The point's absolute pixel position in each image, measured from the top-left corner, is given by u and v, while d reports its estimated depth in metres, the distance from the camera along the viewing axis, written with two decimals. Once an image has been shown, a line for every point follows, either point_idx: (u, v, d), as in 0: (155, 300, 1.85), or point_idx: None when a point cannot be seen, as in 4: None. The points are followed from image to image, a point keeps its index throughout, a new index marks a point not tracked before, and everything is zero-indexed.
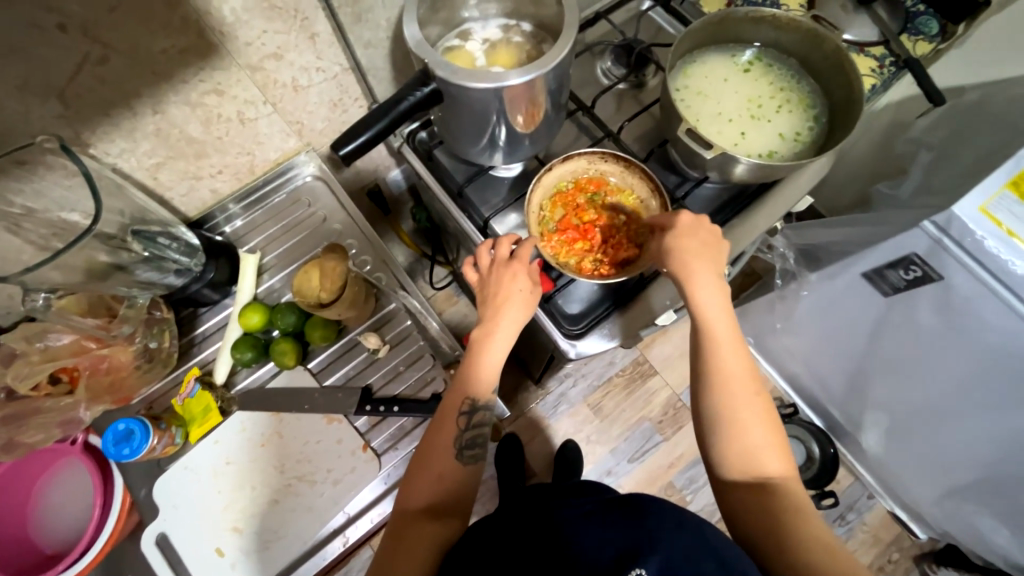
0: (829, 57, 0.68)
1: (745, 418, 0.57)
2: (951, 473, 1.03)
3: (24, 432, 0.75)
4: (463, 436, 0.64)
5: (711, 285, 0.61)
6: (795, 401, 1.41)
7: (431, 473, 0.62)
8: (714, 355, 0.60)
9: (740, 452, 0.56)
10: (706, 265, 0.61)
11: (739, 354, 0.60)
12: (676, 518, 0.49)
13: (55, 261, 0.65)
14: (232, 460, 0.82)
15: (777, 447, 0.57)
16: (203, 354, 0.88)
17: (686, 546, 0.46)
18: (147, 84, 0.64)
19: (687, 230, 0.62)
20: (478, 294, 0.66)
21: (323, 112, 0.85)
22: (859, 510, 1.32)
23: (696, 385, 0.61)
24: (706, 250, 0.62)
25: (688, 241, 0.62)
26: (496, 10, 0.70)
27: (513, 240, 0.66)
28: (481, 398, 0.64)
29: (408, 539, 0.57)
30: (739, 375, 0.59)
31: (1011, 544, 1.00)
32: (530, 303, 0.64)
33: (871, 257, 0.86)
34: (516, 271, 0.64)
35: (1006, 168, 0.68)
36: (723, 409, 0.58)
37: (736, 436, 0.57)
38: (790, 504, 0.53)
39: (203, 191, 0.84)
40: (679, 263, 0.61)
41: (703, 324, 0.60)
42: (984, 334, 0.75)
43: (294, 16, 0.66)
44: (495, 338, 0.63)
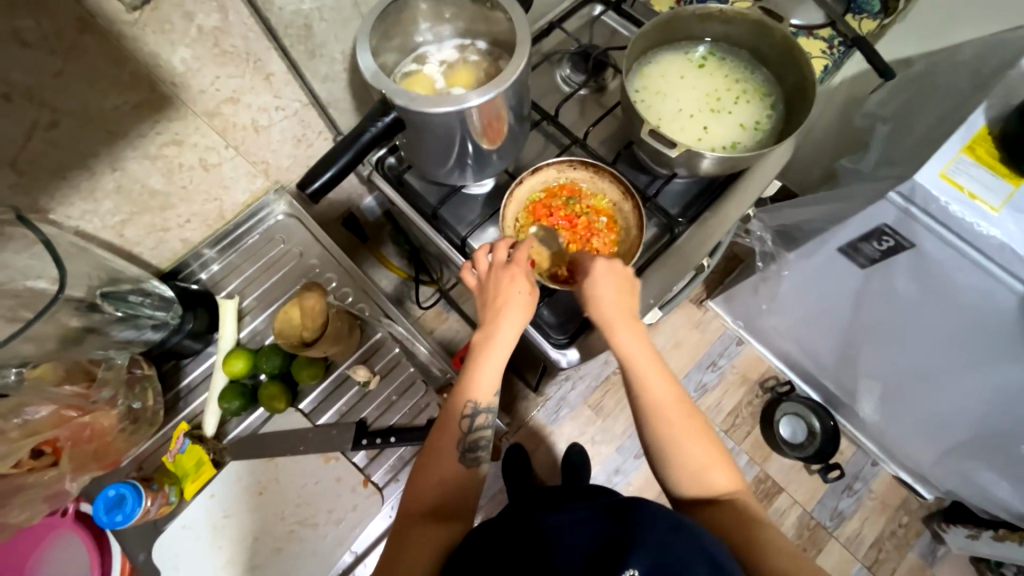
0: (778, 46, 0.70)
1: (690, 449, 0.59)
2: (949, 432, 1.04)
3: (8, 513, 0.72)
4: (466, 438, 0.65)
5: (629, 327, 0.61)
6: (790, 377, 1.42)
7: (435, 478, 0.63)
8: (646, 394, 0.61)
9: (691, 481, 0.59)
10: (622, 306, 0.61)
11: (670, 381, 0.61)
12: (670, 520, 0.47)
13: (21, 334, 0.62)
14: (230, 513, 0.81)
15: (722, 464, 0.59)
16: (191, 407, 0.86)
17: (680, 551, 0.44)
18: (103, 143, 0.63)
19: (602, 275, 0.62)
20: (478, 298, 0.65)
21: (288, 149, 0.84)
22: (865, 478, 1.34)
23: (639, 425, 0.62)
24: (620, 292, 0.61)
25: (599, 289, 0.61)
26: (450, 31, 0.71)
27: (509, 243, 0.66)
28: (483, 402, 0.64)
29: (410, 542, 0.57)
30: (673, 403, 0.60)
31: (1014, 495, 1.01)
32: (529, 306, 0.63)
33: (844, 232, 0.88)
34: (515, 274, 0.63)
35: (959, 134, 0.70)
36: (666, 446, 0.59)
37: (683, 468, 0.59)
38: (747, 517, 0.56)
39: (174, 241, 0.83)
40: (596, 313, 0.61)
41: (630, 368, 0.61)
42: (961, 294, 0.77)
43: (247, 59, 0.66)
44: (496, 343, 0.62)
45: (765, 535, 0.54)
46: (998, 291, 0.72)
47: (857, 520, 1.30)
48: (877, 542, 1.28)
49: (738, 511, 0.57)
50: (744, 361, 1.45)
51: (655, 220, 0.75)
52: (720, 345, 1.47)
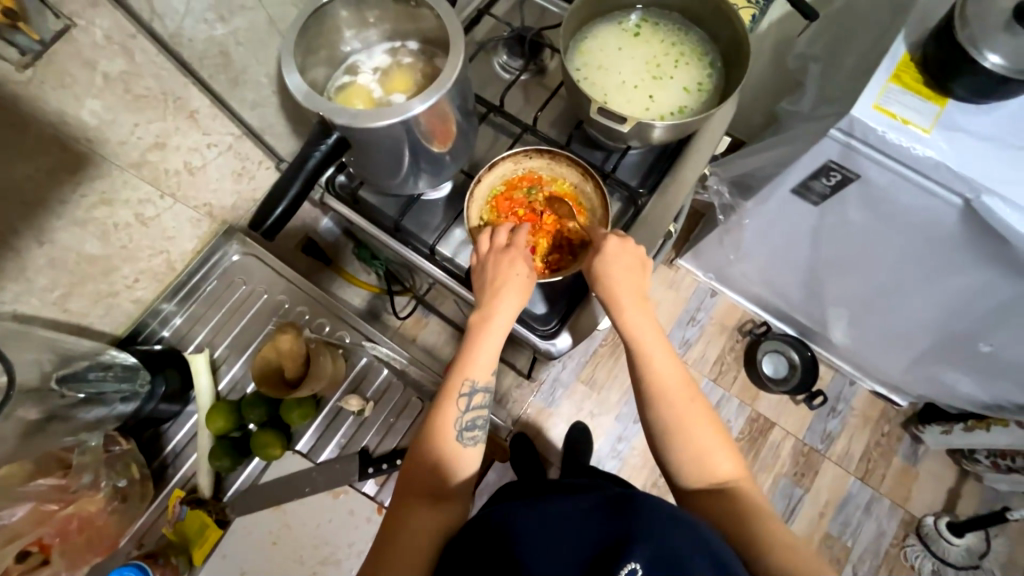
0: (707, 4, 0.70)
1: (694, 430, 0.61)
2: (914, 344, 1.12)
3: None
4: (463, 417, 0.64)
5: (638, 309, 0.63)
6: (765, 318, 1.48)
7: (433, 458, 0.62)
8: (653, 375, 0.62)
9: (695, 464, 0.60)
10: (630, 285, 0.63)
11: (674, 363, 0.63)
12: (670, 512, 0.48)
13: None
14: (246, 570, 0.77)
15: (725, 448, 0.61)
16: (181, 472, 0.82)
17: (680, 544, 0.45)
18: (23, 217, 0.58)
19: (613, 254, 0.63)
20: (476, 277, 0.65)
21: (230, 186, 0.79)
22: (846, 398, 1.42)
23: (642, 404, 0.63)
24: (632, 273, 0.63)
25: (612, 266, 0.62)
26: (377, 36, 0.68)
27: (509, 226, 0.66)
28: (480, 380, 0.64)
29: (407, 524, 0.57)
30: (677, 384, 0.62)
31: (977, 388, 1.10)
32: (527, 292, 0.64)
33: (793, 174, 0.91)
34: (514, 258, 0.63)
35: (885, 65, 0.73)
36: (672, 426, 0.61)
37: (688, 449, 0.60)
38: (746, 505, 0.57)
39: (126, 304, 0.77)
40: (605, 290, 0.63)
41: (635, 346, 0.63)
42: (908, 215, 0.81)
43: (165, 100, 0.61)
44: (493, 325, 0.63)
45: (763, 521, 0.56)
46: (939, 208, 0.76)
47: (845, 437, 1.39)
48: (865, 453, 1.38)
49: (738, 499, 0.58)
50: (721, 310, 1.50)
51: (618, 195, 0.75)
52: (696, 299, 1.51)
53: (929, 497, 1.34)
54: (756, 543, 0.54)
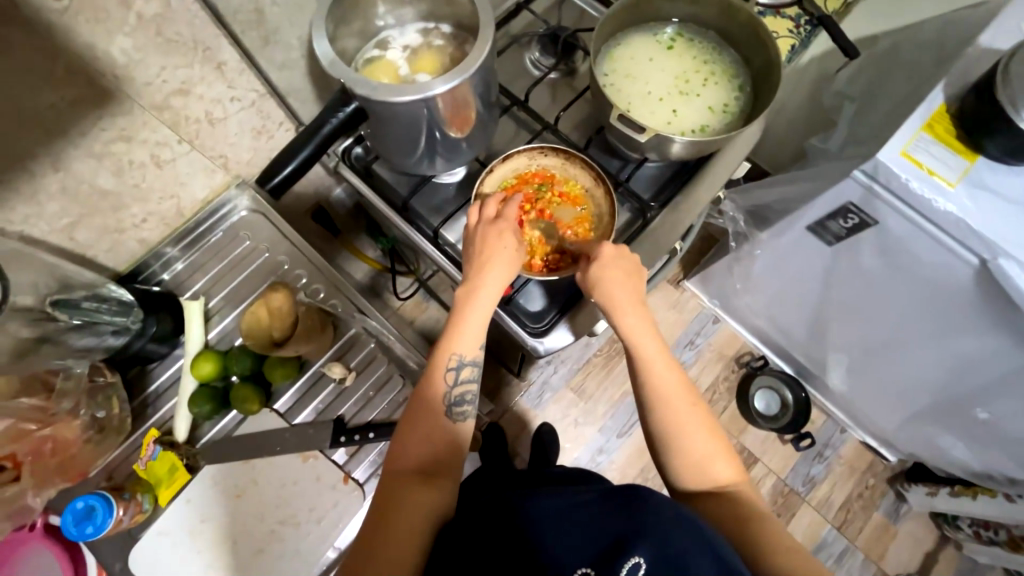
0: (744, 27, 0.69)
1: (692, 435, 0.60)
2: (911, 399, 1.10)
3: None
4: (451, 393, 0.65)
5: (635, 312, 0.64)
6: (764, 352, 1.47)
7: (423, 432, 0.63)
8: (650, 378, 0.62)
9: (691, 469, 0.60)
10: (627, 289, 0.63)
11: (671, 366, 0.63)
12: (674, 508, 0.47)
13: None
14: (208, 517, 0.80)
15: (723, 453, 0.61)
16: (162, 412, 0.84)
17: (685, 540, 0.45)
18: (42, 142, 0.59)
19: (609, 259, 0.63)
20: (466, 251, 0.67)
21: (248, 141, 0.81)
22: (834, 445, 1.40)
23: (642, 410, 0.63)
24: (628, 279, 0.63)
25: (608, 271, 0.63)
26: (411, 15, 0.68)
27: (499, 200, 0.67)
28: (467, 354, 0.65)
29: (399, 502, 0.56)
30: (675, 388, 0.62)
31: (970, 455, 1.08)
32: (515, 265, 0.64)
33: (810, 211, 0.90)
34: (502, 231, 0.64)
35: (918, 112, 0.72)
36: (669, 430, 0.61)
37: (686, 457, 0.60)
38: (746, 510, 0.57)
39: (131, 242, 0.79)
40: (603, 295, 0.63)
41: (634, 349, 0.63)
42: (921, 267, 0.80)
43: (194, 48, 0.62)
44: (480, 296, 0.63)
45: (765, 526, 0.55)
46: (954, 266, 0.75)
47: (827, 484, 1.37)
48: (845, 503, 1.36)
49: (738, 504, 0.58)
50: (720, 338, 1.49)
51: (628, 205, 0.75)
52: (697, 323, 1.50)
53: (905, 557, 1.32)
54: (757, 546, 0.53)
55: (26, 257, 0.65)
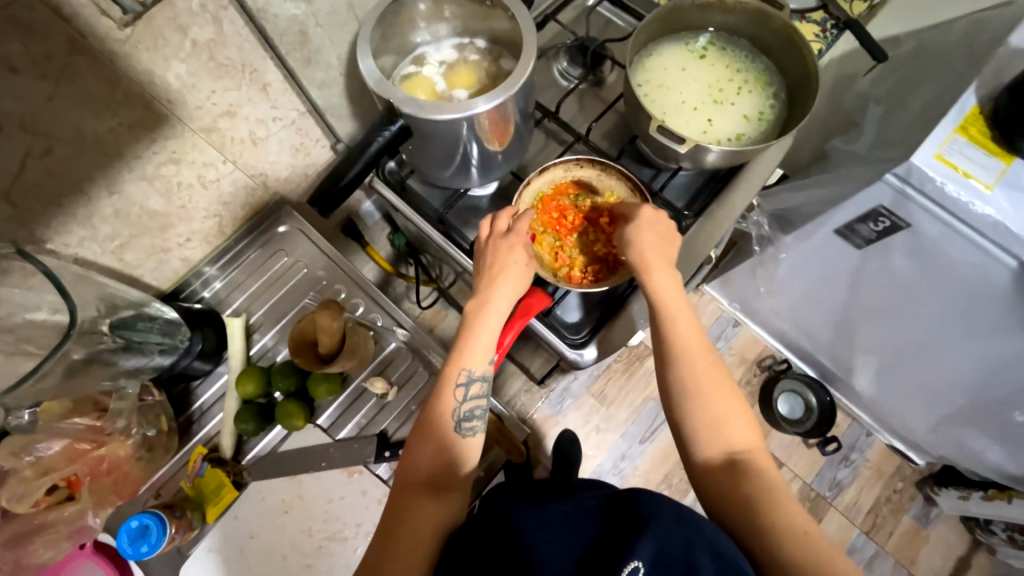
0: (778, 35, 0.69)
1: (713, 399, 0.59)
2: (944, 403, 1.08)
3: (32, 551, 0.74)
4: (462, 407, 0.64)
5: (668, 273, 0.63)
6: (787, 356, 1.45)
7: (431, 446, 0.63)
8: (679, 340, 0.62)
9: (710, 432, 0.58)
10: (662, 251, 0.63)
11: (699, 333, 0.63)
12: (674, 511, 0.46)
13: (34, 376, 0.61)
14: (257, 533, 0.81)
15: (743, 423, 0.60)
16: (206, 430, 0.85)
17: (682, 540, 0.44)
18: (99, 167, 0.61)
19: (647, 220, 0.64)
20: (476, 265, 0.68)
21: (287, 158, 0.82)
22: (860, 449, 1.39)
23: (664, 370, 0.62)
24: (661, 242, 0.64)
25: (644, 230, 0.64)
26: (447, 31, 0.69)
27: (511, 214, 0.68)
28: (476, 369, 0.64)
29: (407, 512, 0.58)
30: (701, 352, 0.62)
31: (1005, 459, 1.06)
32: (525, 278, 0.64)
33: (841, 214, 0.89)
34: (513, 245, 0.65)
35: (952, 114, 0.71)
36: (694, 390, 0.60)
37: (705, 418, 0.59)
38: (759, 480, 0.56)
39: (175, 261, 0.81)
40: (637, 252, 0.63)
41: (662, 308, 0.62)
42: (956, 268, 0.78)
43: (243, 71, 0.64)
44: (490, 309, 0.63)
45: (779, 499, 0.54)
46: (992, 266, 0.73)
47: (854, 488, 1.35)
48: (874, 508, 1.34)
49: (752, 474, 0.56)
50: (742, 341, 1.48)
51: (662, 214, 0.75)
52: (717, 327, 1.49)
53: (936, 563, 1.29)
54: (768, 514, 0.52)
55: (87, 280, 0.67)
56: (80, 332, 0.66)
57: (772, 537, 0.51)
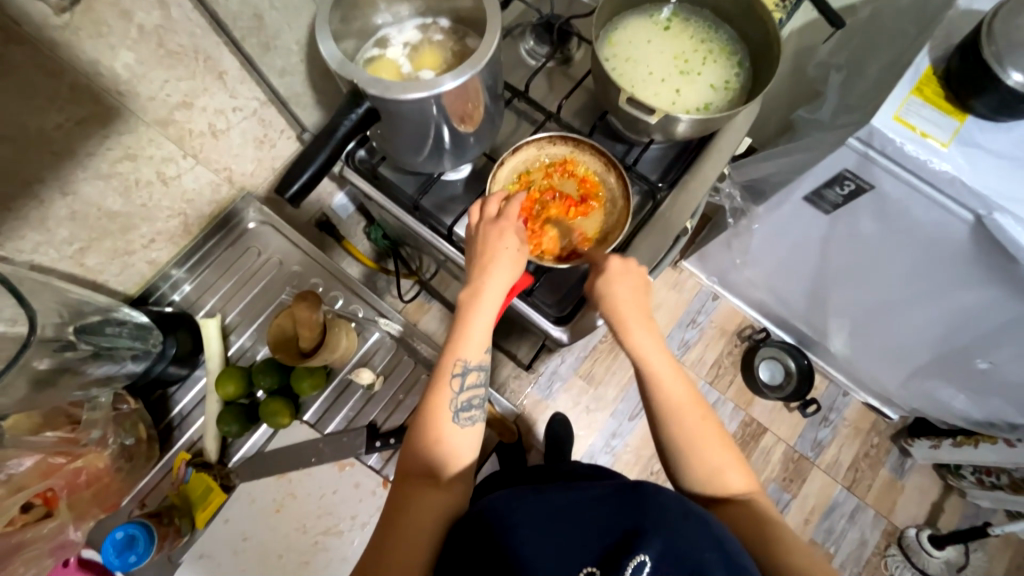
0: (739, 3, 0.70)
1: (705, 448, 0.60)
2: (912, 358, 1.14)
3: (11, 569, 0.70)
4: (459, 398, 0.64)
5: (644, 328, 0.64)
6: (765, 325, 1.49)
7: (429, 441, 0.62)
8: (662, 395, 0.62)
9: (706, 479, 0.60)
10: (635, 306, 0.63)
11: (684, 381, 0.63)
12: (678, 503, 0.48)
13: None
14: (249, 534, 0.79)
15: (739, 466, 0.60)
16: (188, 435, 0.84)
17: (688, 536, 0.46)
18: (49, 166, 0.58)
19: (616, 274, 0.63)
20: (469, 252, 0.67)
21: (251, 152, 0.79)
22: (838, 408, 1.44)
23: (654, 425, 0.63)
24: (634, 293, 0.63)
25: (616, 288, 0.63)
26: (409, 10, 0.67)
27: (501, 197, 0.67)
28: (473, 359, 0.64)
29: (409, 509, 0.57)
30: (687, 402, 0.62)
31: (970, 406, 1.12)
32: (518, 263, 0.64)
33: (808, 181, 0.91)
34: (504, 229, 0.64)
35: (907, 76, 0.73)
36: (685, 445, 0.60)
37: (699, 467, 0.60)
38: (765, 523, 0.56)
39: (140, 264, 0.78)
40: (611, 310, 0.63)
41: (644, 365, 0.63)
42: (918, 227, 0.81)
43: (196, 58, 0.61)
44: (485, 298, 0.63)
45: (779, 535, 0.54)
46: (950, 223, 0.76)
47: (834, 446, 1.41)
48: (853, 464, 1.40)
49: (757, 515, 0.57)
50: (721, 314, 1.51)
51: (637, 188, 0.76)
52: (697, 302, 1.52)
53: (913, 511, 1.36)
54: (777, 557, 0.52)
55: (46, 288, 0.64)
56: (41, 340, 0.63)
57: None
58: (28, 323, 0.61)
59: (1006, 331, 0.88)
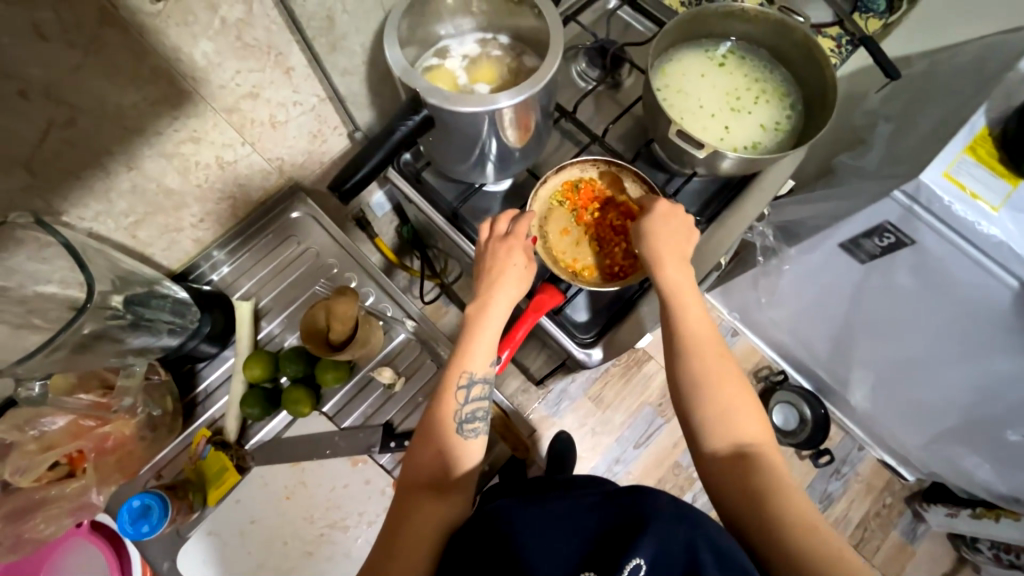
0: (798, 46, 0.70)
1: (725, 390, 0.59)
2: (936, 421, 1.10)
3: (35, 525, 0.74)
4: (463, 410, 0.64)
5: (682, 269, 0.63)
6: (783, 367, 1.47)
7: (434, 449, 0.63)
8: (690, 329, 0.61)
9: (721, 421, 0.58)
10: (675, 243, 0.63)
11: (710, 324, 0.62)
12: (675, 508, 0.46)
13: (45, 350, 0.60)
14: (257, 518, 0.80)
15: (755, 417, 0.59)
16: (209, 413, 0.85)
17: (683, 538, 0.44)
18: (120, 141, 0.61)
19: (666, 213, 0.65)
20: (477, 268, 0.68)
21: (303, 145, 0.82)
22: (852, 462, 1.40)
23: (675, 360, 0.62)
24: (678, 233, 0.64)
25: (663, 224, 0.64)
26: (471, 25, 0.69)
27: (512, 216, 0.68)
28: (478, 372, 0.64)
29: (410, 516, 0.58)
30: (712, 345, 0.61)
31: (995, 477, 1.07)
32: (525, 279, 0.65)
33: (846, 229, 0.89)
34: (511, 247, 0.65)
35: (962, 134, 0.72)
36: (702, 387, 0.59)
37: (716, 407, 0.58)
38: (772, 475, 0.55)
39: (186, 242, 0.81)
40: (651, 243, 0.63)
41: (675, 298, 0.62)
42: (958, 288, 0.79)
43: (267, 53, 0.64)
44: (491, 312, 0.63)
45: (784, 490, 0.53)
46: (993, 287, 0.74)
47: (844, 501, 1.36)
48: (863, 521, 1.35)
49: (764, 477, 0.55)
50: (740, 351, 1.49)
51: None
52: None
53: None
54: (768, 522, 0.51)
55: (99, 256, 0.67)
56: (95, 306, 0.65)
57: (779, 536, 0.50)
58: (80, 288, 0.65)
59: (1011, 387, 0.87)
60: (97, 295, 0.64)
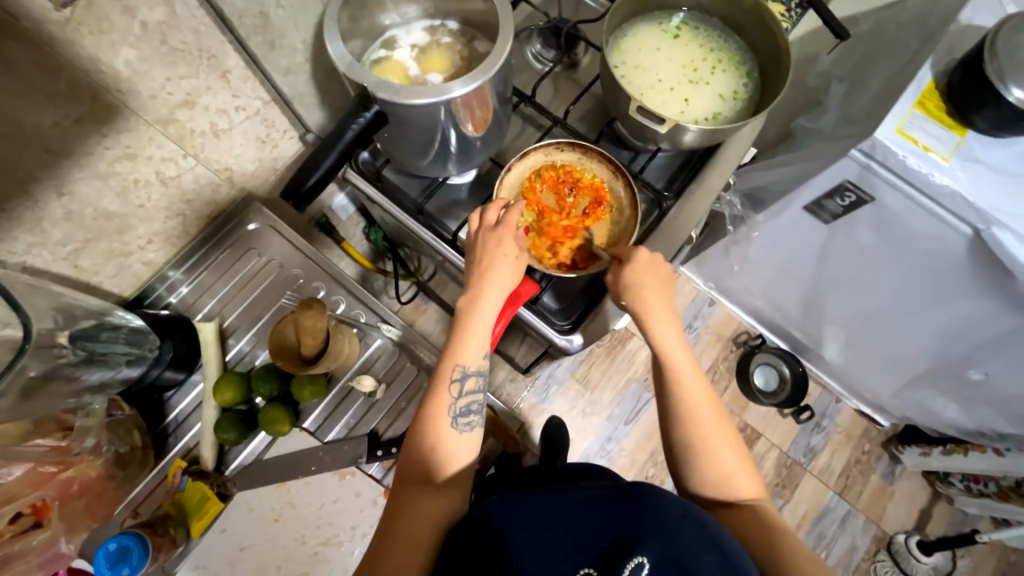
0: (749, 12, 0.70)
1: (717, 447, 0.59)
2: (908, 368, 1.14)
3: None
4: (458, 403, 0.63)
5: (664, 315, 0.64)
6: (761, 331, 1.50)
7: (426, 444, 0.61)
8: (679, 388, 0.62)
9: (717, 477, 0.58)
10: (660, 300, 0.63)
11: (700, 378, 0.63)
12: (678, 508, 0.47)
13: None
14: (247, 544, 0.78)
15: (748, 470, 0.60)
16: (183, 442, 0.83)
17: (689, 539, 0.45)
18: (44, 166, 0.56)
19: (643, 265, 0.63)
20: (467, 260, 0.66)
21: (253, 151, 0.78)
22: (831, 415, 1.45)
23: (665, 417, 0.63)
24: (662, 286, 0.64)
25: (643, 277, 0.63)
26: (416, 12, 0.66)
27: (502, 206, 0.66)
28: (471, 365, 0.63)
29: (408, 514, 0.57)
30: (702, 400, 0.62)
31: (961, 415, 1.13)
32: (518, 269, 0.64)
33: (807, 192, 0.91)
34: (502, 237, 0.64)
35: (910, 90, 0.73)
36: (693, 442, 0.60)
37: (711, 463, 0.59)
38: (770, 527, 0.55)
39: (136, 265, 0.77)
40: (634, 300, 0.63)
41: (661, 359, 0.63)
42: (918, 239, 0.81)
43: (199, 56, 0.60)
44: (483, 305, 0.62)
45: (780, 538, 0.54)
46: (952, 236, 0.76)
47: (827, 453, 1.42)
48: (845, 470, 1.41)
49: (758, 525, 0.56)
50: (718, 320, 1.52)
51: (644, 195, 0.75)
52: (694, 308, 1.52)
53: (902, 516, 1.38)
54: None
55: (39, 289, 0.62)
56: (37, 346, 0.60)
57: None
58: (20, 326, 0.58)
59: (968, 333, 0.93)
60: (36, 332, 0.59)
